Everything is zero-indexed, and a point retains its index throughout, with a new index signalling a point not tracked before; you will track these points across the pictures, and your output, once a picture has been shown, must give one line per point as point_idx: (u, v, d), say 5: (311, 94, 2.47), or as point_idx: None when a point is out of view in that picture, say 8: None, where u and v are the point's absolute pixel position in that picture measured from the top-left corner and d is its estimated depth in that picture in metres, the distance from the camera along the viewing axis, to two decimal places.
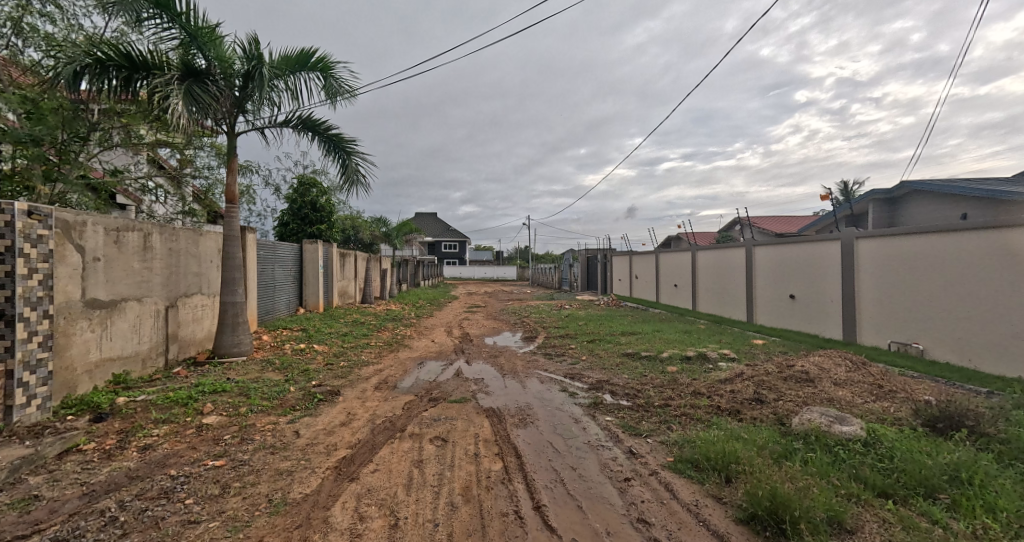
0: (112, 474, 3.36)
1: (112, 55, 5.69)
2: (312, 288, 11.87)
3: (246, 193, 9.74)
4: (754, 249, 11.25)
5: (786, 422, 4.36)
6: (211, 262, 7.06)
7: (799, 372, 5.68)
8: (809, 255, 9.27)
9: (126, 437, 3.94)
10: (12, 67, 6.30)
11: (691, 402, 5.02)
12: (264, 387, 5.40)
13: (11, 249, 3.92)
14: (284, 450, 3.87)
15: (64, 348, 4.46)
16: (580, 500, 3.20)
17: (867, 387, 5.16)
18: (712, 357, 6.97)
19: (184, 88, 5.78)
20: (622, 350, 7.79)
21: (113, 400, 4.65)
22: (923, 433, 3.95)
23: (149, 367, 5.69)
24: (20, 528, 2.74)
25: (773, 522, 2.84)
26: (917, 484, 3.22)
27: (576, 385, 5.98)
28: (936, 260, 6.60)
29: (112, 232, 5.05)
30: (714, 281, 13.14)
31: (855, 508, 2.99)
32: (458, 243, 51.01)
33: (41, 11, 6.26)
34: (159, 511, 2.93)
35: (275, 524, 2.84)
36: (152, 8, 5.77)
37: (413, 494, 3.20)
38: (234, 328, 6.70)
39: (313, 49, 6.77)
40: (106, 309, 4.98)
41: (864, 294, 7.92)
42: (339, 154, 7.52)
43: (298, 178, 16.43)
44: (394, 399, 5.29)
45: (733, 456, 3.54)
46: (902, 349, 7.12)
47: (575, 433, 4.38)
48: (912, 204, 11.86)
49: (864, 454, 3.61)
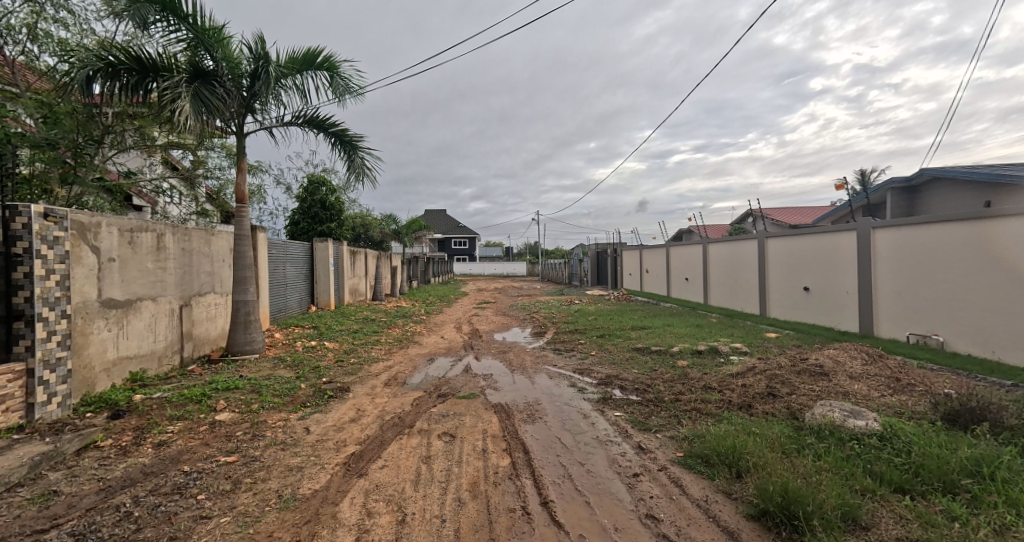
0: (128, 470, 3.43)
1: (123, 58, 5.77)
2: (323, 286, 12.01)
3: (258, 193, 9.86)
4: (766, 241, 11.09)
5: (799, 416, 4.28)
6: (224, 261, 7.17)
7: (814, 365, 5.56)
8: (823, 246, 9.11)
9: (141, 434, 4.02)
10: (28, 72, 6.45)
11: (701, 397, 4.96)
12: (276, 385, 5.46)
13: (29, 251, 4.01)
14: (294, 446, 3.91)
15: (83, 346, 4.56)
16: (588, 496, 3.18)
17: (884, 381, 5.04)
18: (723, 351, 6.89)
19: (191, 90, 5.82)
20: (631, 345, 7.73)
21: (130, 397, 4.76)
22: (942, 427, 3.84)
23: (164, 365, 5.79)
24: (39, 523, 2.81)
25: (784, 519, 2.79)
26: (935, 479, 3.14)
27: (585, 380, 5.95)
28: (958, 251, 6.42)
29: (126, 233, 5.13)
30: (727, 274, 12.94)
31: (870, 504, 2.93)
32: (469, 241, 51.21)
33: (54, 16, 6.36)
34: (172, 506, 2.98)
35: (283, 519, 2.87)
36: (159, 12, 5.82)
37: (421, 490, 3.21)
38: (246, 327, 6.79)
39: (319, 49, 6.80)
40: (122, 308, 5.07)
41: (881, 285, 7.76)
42: (345, 151, 7.55)
43: (309, 177, 16.67)
44: (403, 395, 5.33)
45: (744, 450, 3.50)
46: (922, 341, 6.97)
47: (584, 428, 4.36)
48: (933, 192, 11.54)
49: (880, 449, 3.53)
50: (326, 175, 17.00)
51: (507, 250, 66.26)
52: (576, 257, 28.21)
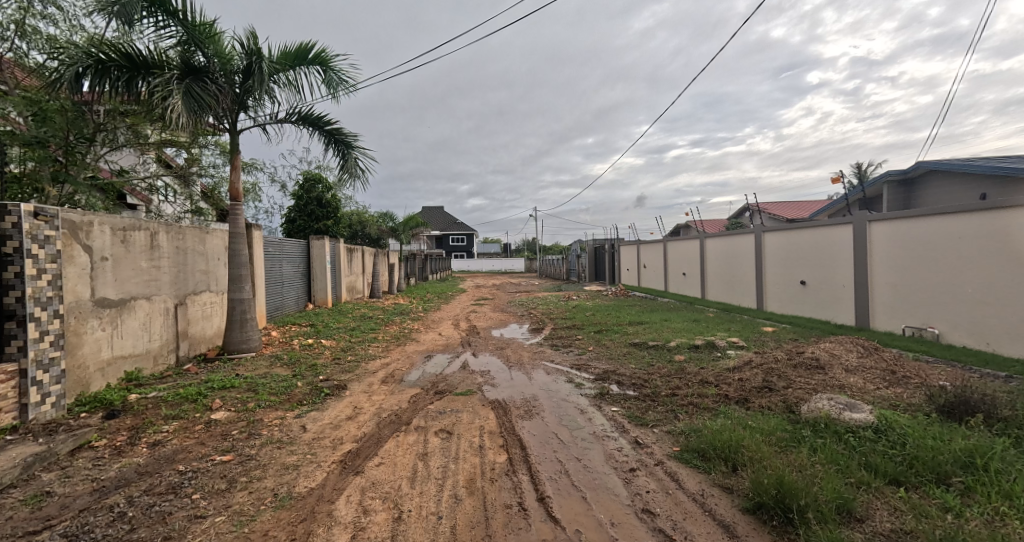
0: (122, 470, 3.40)
1: (113, 55, 5.71)
2: (321, 284, 11.99)
3: (253, 190, 9.83)
4: (765, 235, 11.06)
5: (795, 410, 4.28)
6: (218, 260, 7.14)
7: (810, 359, 5.59)
8: (821, 240, 9.09)
9: (136, 434, 4.00)
10: (17, 69, 6.39)
11: (698, 391, 4.95)
12: (273, 383, 5.45)
13: (19, 250, 3.95)
14: (291, 444, 3.91)
15: (76, 346, 4.53)
16: (584, 492, 3.18)
17: (879, 373, 5.06)
18: (720, 345, 6.89)
19: (183, 87, 5.74)
20: (629, 341, 7.72)
21: (125, 396, 4.74)
22: (936, 419, 3.85)
23: (160, 364, 5.77)
24: (32, 524, 2.79)
25: (779, 511, 2.80)
26: (928, 471, 3.15)
27: (582, 376, 5.94)
28: (955, 243, 6.41)
29: (118, 232, 5.09)
30: (724, 269, 12.95)
31: (865, 496, 2.93)
32: (467, 238, 51.13)
33: (42, 13, 6.30)
34: (167, 506, 2.96)
35: (279, 518, 2.86)
36: (150, 8, 5.80)
37: (418, 486, 3.21)
38: (242, 325, 6.74)
39: (312, 43, 6.74)
40: (116, 308, 5.05)
41: (877, 278, 7.77)
42: (339, 147, 7.50)
43: (304, 174, 16.57)
44: (402, 392, 5.35)
45: (739, 445, 3.50)
46: (918, 334, 7.00)
47: (580, 424, 4.34)
48: (930, 185, 11.56)
49: (875, 441, 3.53)
50: (321, 172, 16.91)
51: (506, 247, 66.20)
52: (574, 252, 28.04)
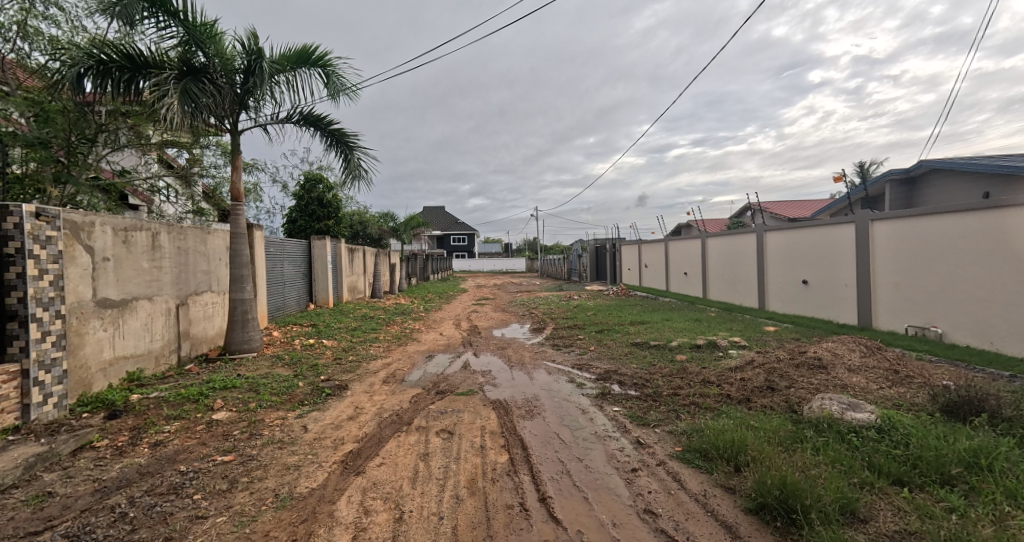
0: (124, 470, 3.41)
1: (114, 56, 5.72)
2: (322, 284, 11.99)
3: (254, 191, 9.83)
4: (766, 235, 11.04)
5: (797, 410, 4.27)
6: (219, 260, 7.15)
7: (812, 358, 5.57)
8: (823, 239, 9.06)
9: (138, 434, 4.00)
10: (19, 70, 6.39)
11: (700, 391, 4.93)
12: (274, 383, 5.45)
13: (22, 250, 3.96)
14: (292, 444, 3.91)
15: (78, 346, 4.53)
16: (585, 492, 3.16)
17: (882, 373, 5.05)
18: (722, 345, 6.88)
19: (181, 87, 5.72)
20: (630, 340, 7.70)
21: (127, 397, 4.74)
22: (940, 419, 3.83)
23: (161, 364, 5.78)
24: (33, 524, 2.79)
25: (783, 512, 2.78)
26: (933, 471, 3.14)
27: (583, 376, 5.93)
28: (958, 242, 6.39)
29: (120, 232, 5.10)
30: (725, 269, 12.95)
31: (868, 497, 2.91)
32: (467, 238, 51.13)
33: (43, 13, 6.30)
34: (168, 507, 2.96)
35: (280, 518, 2.86)
36: (150, 9, 5.80)
37: (419, 487, 3.20)
38: (244, 325, 6.75)
39: (313, 46, 6.73)
40: (118, 308, 5.05)
41: (879, 278, 7.75)
42: (340, 149, 7.51)
43: (305, 173, 16.60)
44: (403, 392, 5.34)
45: (743, 446, 3.48)
46: (920, 333, 6.98)
47: (582, 424, 4.34)
48: (931, 184, 11.54)
49: (878, 441, 3.52)
50: (323, 172, 16.94)
51: (507, 247, 66.14)
52: (575, 251, 28.02)
